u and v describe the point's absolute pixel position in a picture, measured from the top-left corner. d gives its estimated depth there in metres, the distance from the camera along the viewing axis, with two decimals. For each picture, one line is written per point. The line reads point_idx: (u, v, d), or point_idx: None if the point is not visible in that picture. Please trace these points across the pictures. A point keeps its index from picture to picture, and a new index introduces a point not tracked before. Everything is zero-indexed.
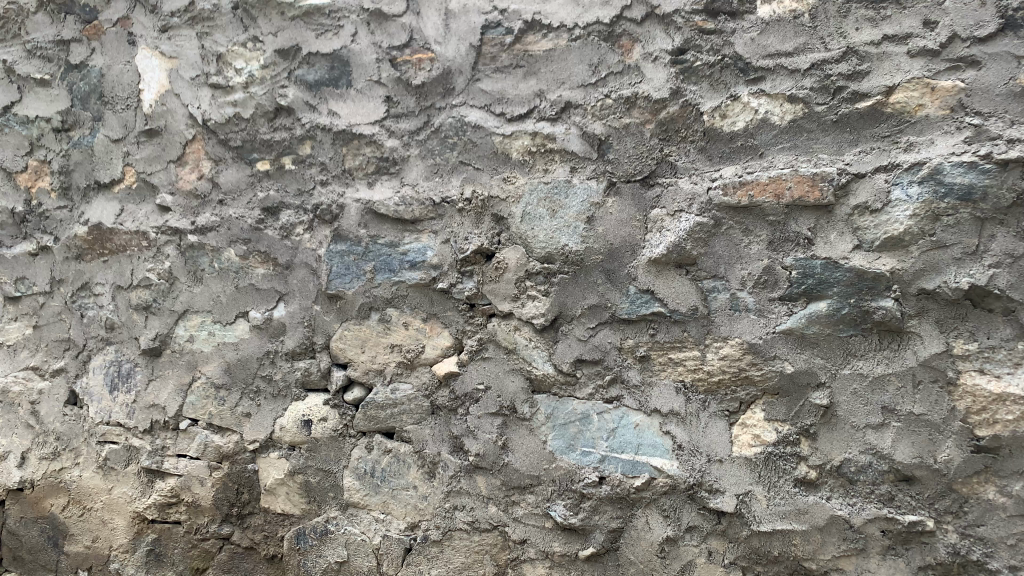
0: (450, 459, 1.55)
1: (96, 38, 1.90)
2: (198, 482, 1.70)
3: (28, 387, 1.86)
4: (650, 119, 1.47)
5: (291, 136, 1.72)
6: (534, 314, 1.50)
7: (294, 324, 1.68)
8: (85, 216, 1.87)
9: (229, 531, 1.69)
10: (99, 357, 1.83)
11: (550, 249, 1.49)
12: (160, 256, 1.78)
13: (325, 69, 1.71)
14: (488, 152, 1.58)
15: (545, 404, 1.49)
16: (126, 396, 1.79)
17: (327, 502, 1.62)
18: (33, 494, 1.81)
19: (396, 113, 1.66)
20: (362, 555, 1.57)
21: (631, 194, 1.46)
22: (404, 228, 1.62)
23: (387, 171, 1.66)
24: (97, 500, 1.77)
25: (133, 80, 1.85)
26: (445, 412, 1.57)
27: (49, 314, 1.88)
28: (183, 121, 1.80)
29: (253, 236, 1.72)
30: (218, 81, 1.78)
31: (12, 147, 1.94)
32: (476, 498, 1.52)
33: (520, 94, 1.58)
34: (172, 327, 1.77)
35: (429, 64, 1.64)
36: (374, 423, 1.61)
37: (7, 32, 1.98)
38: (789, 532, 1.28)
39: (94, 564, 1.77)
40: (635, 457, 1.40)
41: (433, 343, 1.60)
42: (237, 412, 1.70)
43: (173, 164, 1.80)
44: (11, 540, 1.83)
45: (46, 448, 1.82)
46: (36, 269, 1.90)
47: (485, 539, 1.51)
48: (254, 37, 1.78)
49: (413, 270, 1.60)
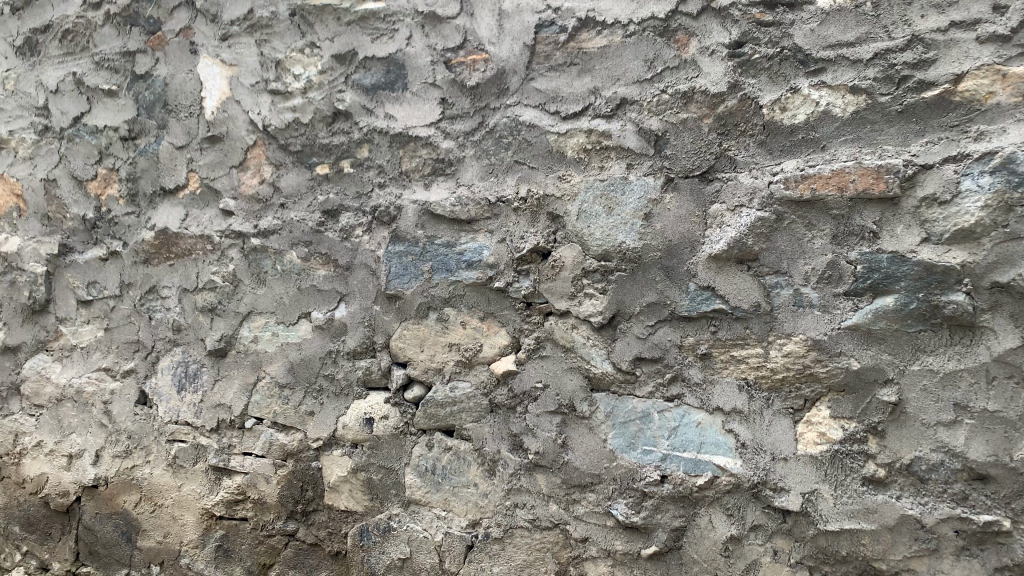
0: (510, 457, 1.55)
1: (160, 48, 1.96)
2: (264, 480, 1.74)
3: (101, 387, 1.93)
4: (708, 113, 1.45)
5: (349, 139, 1.74)
6: (592, 313, 1.50)
7: (354, 324, 1.71)
8: (151, 221, 1.92)
9: (295, 527, 1.73)
10: (167, 358, 1.89)
11: (607, 246, 1.49)
12: (224, 259, 1.83)
13: (381, 73, 1.74)
14: (544, 151, 1.58)
15: (604, 403, 1.49)
16: (194, 395, 1.84)
17: (389, 500, 1.65)
18: (107, 491, 1.88)
19: (452, 114, 1.68)
20: (424, 552, 1.59)
21: (689, 190, 1.45)
22: (460, 228, 1.63)
23: (443, 172, 1.68)
24: (168, 497, 1.82)
25: (196, 88, 1.90)
26: (504, 410, 1.58)
27: (119, 316, 1.95)
28: (244, 128, 1.84)
29: (313, 238, 1.75)
30: (277, 87, 1.81)
31: (82, 156, 2.01)
32: (537, 496, 1.53)
33: (575, 92, 1.57)
34: (237, 328, 1.81)
35: (483, 65, 1.65)
36: (434, 421, 1.63)
37: (76, 45, 2.05)
38: (857, 531, 1.26)
39: (165, 559, 1.82)
40: (698, 456, 1.39)
41: (491, 342, 1.60)
42: (301, 411, 1.74)
43: (236, 169, 1.85)
44: (88, 535, 1.91)
45: (118, 446, 1.89)
46: (106, 273, 1.97)
47: (546, 537, 1.51)
48: (311, 43, 1.81)
49: (470, 269, 1.61)
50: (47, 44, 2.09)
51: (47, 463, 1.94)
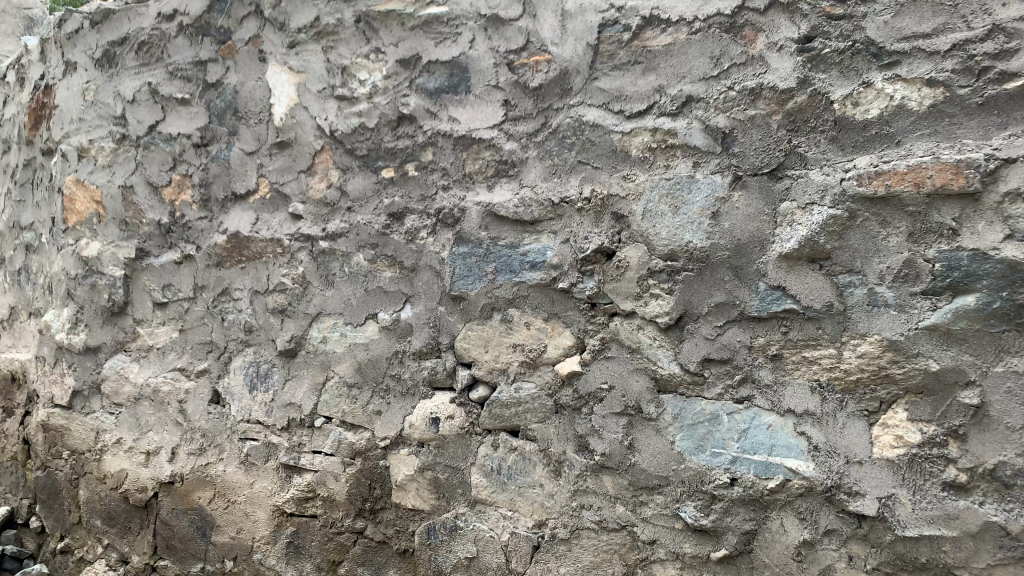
0: (576, 458, 1.55)
1: (231, 57, 2.02)
2: (333, 478, 1.77)
3: (176, 386, 1.99)
4: (777, 110, 1.42)
5: (414, 143, 1.77)
6: (658, 313, 1.48)
7: (420, 325, 1.73)
8: (223, 226, 1.98)
9: (363, 525, 1.75)
10: (239, 358, 1.94)
11: (674, 246, 1.47)
12: (294, 262, 1.87)
13: (445, 77, 1.76)
14: (607, 150, 1.57)
15: (671, 404, 1.48)
16: (265, 395, 1.89)
17: (455, 499, 1.66)
18: (183, 487, 1.94)
19: (515, 116, 1.68)
20: (491, 551, 1.60)
21: (758, 188, 1.42)
22: (524, 229, 1.64)
23: (507, 173, 1.68)
24: (241, 493, 1.88)
25: (265, 95, 1.96)
26: (569, 411, 1.57)
27: (194, 318, 2.01)
28: (311, 133, 1.88)
29: (380, 240, 1.78)
30: (344, 93, 1.85)
31: (157, 163, 2.08)
32: (604, 498, 1.52)
33: (640, 91, 1.56)
34: (306, 329, 1.85)
35: (546, 66, 1.65)
36: (499, 421, 1.63)
37: (151, 56, 2.12)
38: (938, 538, 1.22)
39: (239, 554, 1.88)
40: (769, 458, 1.37)
41: (555, 342, 1.60)
42: (369, 410, 1.77)
43: (304, 174, 1.89)
44: (165, 530, 1.98)
45: (193, 443, 1.95)
46: (181, 276, 2.03)
47: (613, 539, 1.50)
48: (376, 48, 1.84)
49: (533, 270, 1.61)
50: (124, 56, 2.16)
51: (127, 460, 2.03)
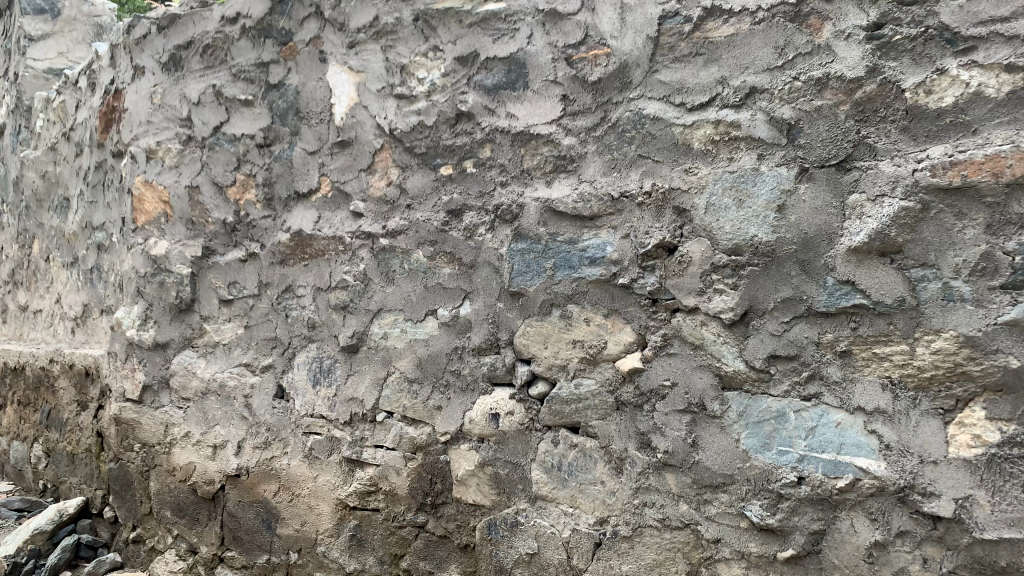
0: (638, 455, 1.53)
1: (292, 58, 2.05)
2: (395, 472, 1.79)
3: (242, 381, 2.04)
4: (844, 100, 1.39)
5: (472, 140, 1.77)
6: (723, 309, 1.46)
7: (479, 321, 1.73)
8: (287, 224, 2.03)
9: (425, 519, 1.77)
10: (303, 354, 1.98)
11: (738, 240, 1.45)
12: (355, 259, 1.90)
13: (503, 73, 1.76)
14: (668, 144, 1.55)
15: (736, 401, 1.45)
16: (328, 389, 1.92)
17: (516, 494, 1.66)
18: (249, 480, 1.99)
19: (573, 111, 1.67)
20: (552, 547, 1.60)
21: (826, 180, 1.39)
22: (583, 224, 1.63)
23: (565, 169, 1.67)
24: (305, 486, 1.91)
25: (325, 95, 1.98)
26: (630, 408, 1.56)
27: (259, 314, 2.06)
28: (371, 132, 1.90)
29: (439, 237, 1.79)
30: (403, 91, 1.87)
31: (222, 164, 2.13)
32: (666, 496, 1.50)
33: (701, 82, 1.54)
34: (367, 325, 1.88)
35: (605, 60, 1.64)
36: (559, 418, 1.63)
37: (216, 59, 2.18)
38: (1019, 541, 1.17)
39: (304, 546, 1.92)
40: (838, 457, 1.34)
41: (616, 339, 1.58)
42: (429, 405, 1.78)
43: (364, 172, 1.92)
44: (232, 521, 2.03)
45: (259, 437, 2.00)
46: (246, 274, 2.08)
47: (676, 537, 1.48)
48: (435, 46, 1.85)
49: (593, 266, 1.60)
50: (189, 59, 2.22)
51: (195, 453, 2.09)
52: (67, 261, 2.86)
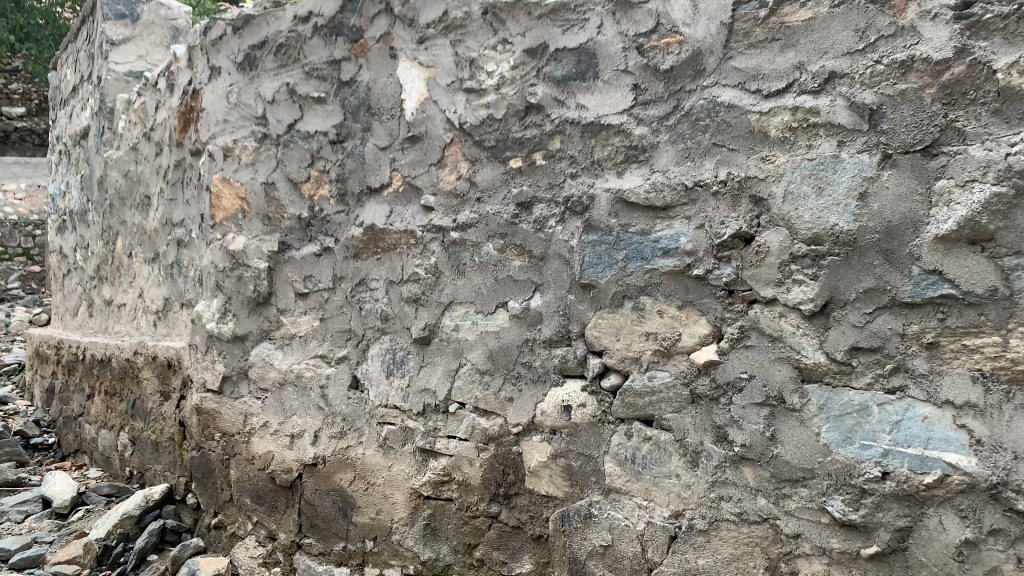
0: (714, 449, 1.51)
1: (363, 55, 2.09)
2: (468, 463, 1.81)
3: (318, 372, 2.10)
4: (931, 83, 1.34)
5: (542, 132, 1.76)
6: (802, 300, 1.43)
7: (550, 313, 1.73)
8: (360, 219, 2.06)
9: (497, 509, 1.78)
10: (377, 345, 2.02)
11: (818, 229, 1.42)
12: (426, 253, 1.93)
13: (572, 64, 1.74)
14: (744, 132, 1.52)
15: (817, 394, 1.42)
16: (401, 380, 1.95)
17: (589, 486, 1.66)
18: (326, 469, 2.05)
19: (645, 100, 1.65)
20: (627, 540, 1.59)
21: (911, 166, 1.34)
22: (655, 215, 1.61)
23: (637, 159, 1.65)
24: (380, 475, 1.95)
25: (396, 91, 2.01)
26: (706, 401, 1.53)
27: (333, 307, 2.11)
28: (441, 126, 1.92)
29: (509, 230, 1.80)
30: (473, 85, 1.88)
31: (297, 161, 2.19)
32: (743, 490, 1.47)
33: (778, 68, 1.50)
34: (439, 317, 1.90)
35: (678, 48, 1.61)
36: (633, 410, 1.61)
37: (289, 58, 2.23)
38: None
39: (379, 534, 1.95)
40: (925, 452, 1.29)
41: (690, 331, 1.55)
42: (500, 397, 1.79)
43: (434, 166, 1.94)
44: (310, 509, 2.09)
45: (335, 427, 2.05)
46: (321, 267, 2.13)
47: (754, 532, 1.46)
48: (504, 40, 1.85)
49: (666, 256, 1.58)
50: (264, 58, 2.29)
51: (274, 442, 2.16)
52: (149, 257, 2.97)
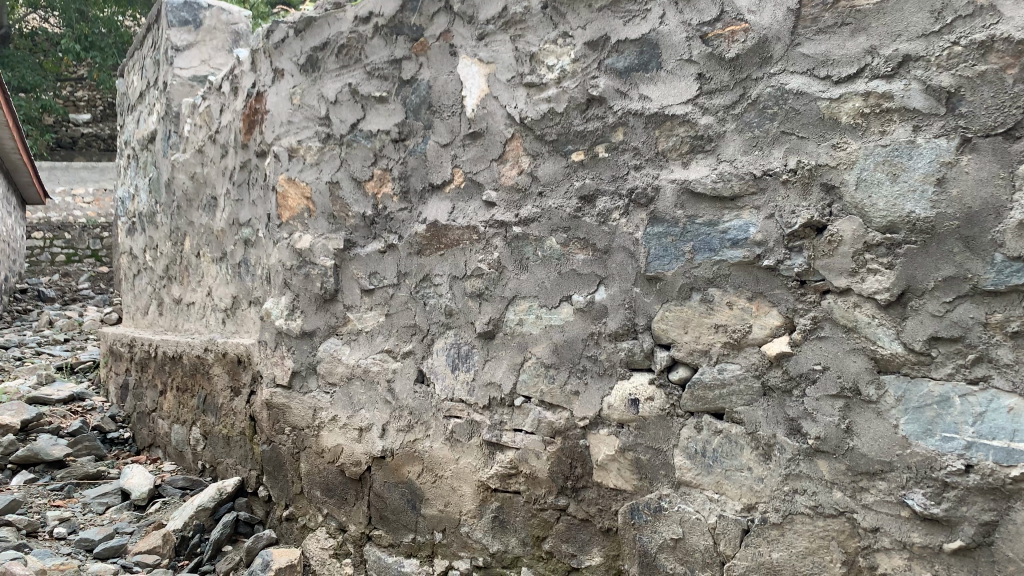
0: (787, 441, 1.49)
1: (424, 53, 2.11)
2: (535, 455, 1.82)
3: (385, 367, 2.14)
4: (1012, 63, 1.30)
5: (604, 124, 1.76)
6: (877, 289, 1.40)
7: (615, 307, 1.72)
8: (423, 215, 2.09)
9: (566, 502, 1.78)
10: (442, 340, 2.04)
11: (893, 217, 1.39)
12: (489, 248, 1.94)
13: (635, 55, 1.73)
14: (814, 119, 1.49)
15: (894, 385, 1.39)
16: (467, 374, 1.97)
17: (659, 480, 1.65)
18: (394, 462, 2.08)
19: (710, 89, 1.63)
20: (698, 533, 1.58)
21: (992, 150, 1.30)
22: (723, 205, 1.59)
23: (703, 149, 1.63)
24: (447, 468, 1.98)
25: (457, 88, 2.03)
26: (779, 393, 1.51)
27: (398, 303, 2.14)
28: (502, 122, 1.93)
29: (572, 223, 1.80)
30: (534, 80, 1.88)
31: (361, 160, 2.23)
32: (818, 483, 1.45)
33: (849, 53, 1.47)
34: (503, 311, 1.91)
35: (743, 35, 1.58)
36: (702, 403, 1.60)
37: (351, 58, 2.27)
38: None
39: (448, 526, 1.98)
40: (1011, 444, 1.25)
41: (761, 322, 1.53)
42: (567, 390, 1.79)
43: (496, 162, 1.95)
44: (379, 501, 2.13)
45: (402, 420, 2.09)
46: (386, 264, 2.17)
47: (830, 525, 1.43)
48: (564, 33, 1.85)
49: (735, 248, 1.56)
50: (326, 59, 2.33)
51: (343, 436, 2.21)
52: (216, 256, 3.05)
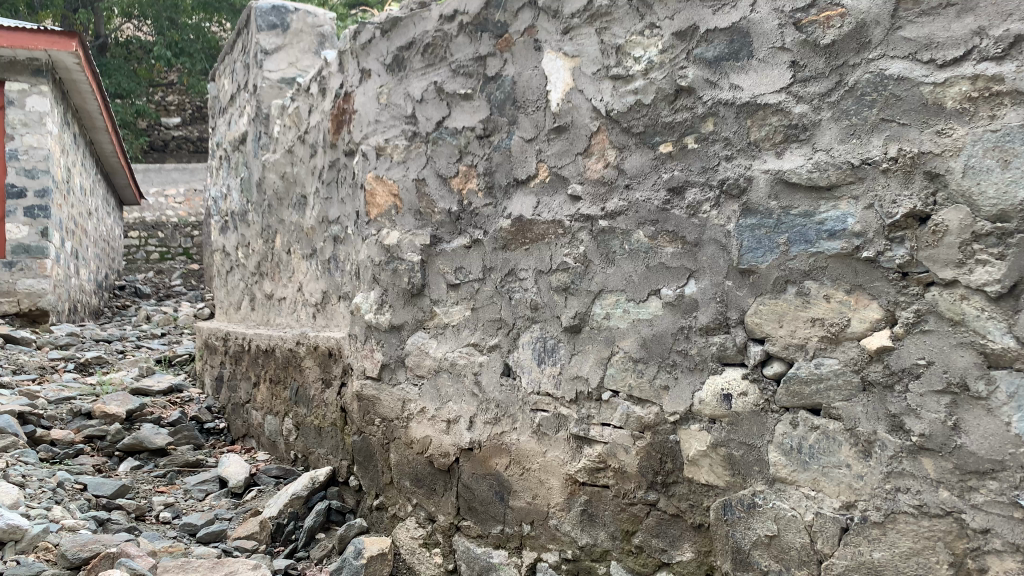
0: (888, 438, 1.44)
1: (508, 49, 2.12)
2: (623, 450, 1.81)
3: (471, 360, 2.17)
4: None
5: (694, 115, 1.73)
6: (988, 281, 1.34)
7: (706, 300, 1.70)
8: (508, 210, 2.11)
9: (655, 497, 1.77)
10: (527, 334, 2.05)
11: (1004, 205, 1.34)
12: (575, 242, 1.94)
13: (725, 44, 1.70)
14: (917, 105, 1.44)
15: (1007, 381, 1.33)
16: (553, 368, 1.98)
17: (753, 476, 1.62)
18: (482, 454, 2.12)
19: (804, 77, 1.59)
20: (794, 530, 1.56)
21: None
22: (819, 196, 1.56)
23: (797, 138, 1.59)
24: (535, 461, 1.99)
25: (541, 83, 2.03)
26: (879, 389, 1.46)
27: (484, 297, 2.16)
28: (588, 115, 1.93)
29: (660, 216, 1.78)
30: (620, 72, 1.87)
31: (447, 156, 2.26)
32: (923, 481, 1.40)
33: (954, 35, 1.42)
34: (590, 305, 1.91)
35: (839, 20, 1.54)
36: (798, 399, 1.56)
37: (437, 57, 2.31)
38: None
39: (536, 519, 1.99)
40: None
41: (860, 316, 1.49)
42: (656, 385, 1.77)
43: (581, 156, 1.95)
44: (468, 493, 2.16)
45: (489, 413, 2.12)
46: (471, 259, 2.19)
47: (936, 525, 1.38)
48: (651, 24, 1.83)
49: (832, 239, 1.52)
50: (412, 58, 2.38)
51: (431, 427, 2.25)
52: (307, 253, 3.15)
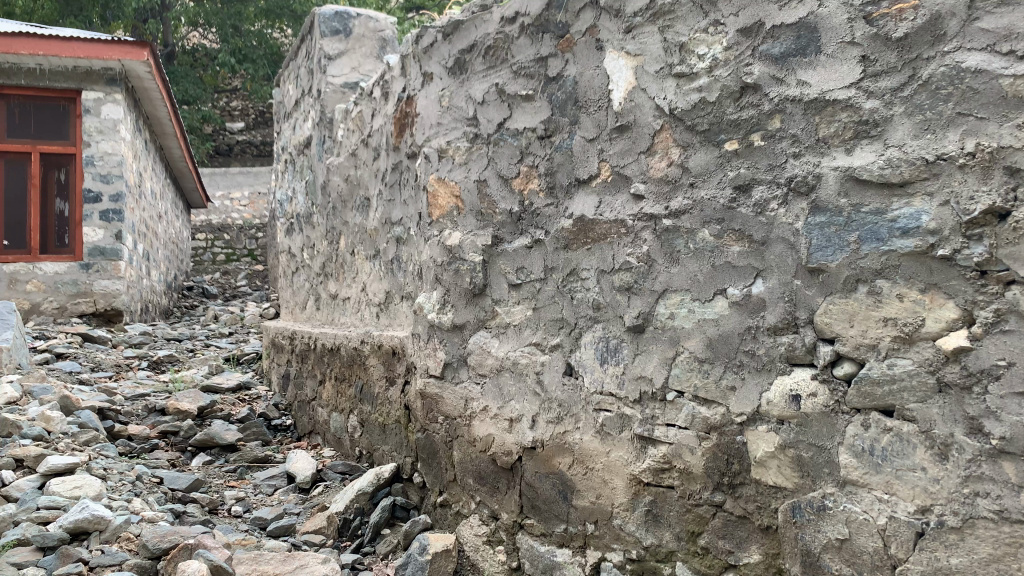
0: (966, 441, 1.40)
1: (569, 49, 2.13)
2: (689, 450, 1.80)
3: (533, 359, 2.18)
4: None
5: (760, 112, 1.71)
6: None
7: (773, 300, 1.68)
8: (570, 210, 2.11)
9: (722, 498, 1.76)
10: (590, 334, 2.06)
11: None
12: (638, 241, 1.94)
13: (792, 40, 1.67)
14: (995, 98, 1.41)
15: None
16: (616, 368, 1.98)
17: (823, 478, 1.60)
18: (545, 453, 2.13)
19: (875, 71, 1.55)
20: (866, 534, 1.52)
21: None
22: (891, 193, 1.52)
23: (868, 134, 1.56)
24: (598, 461, 2.00)
25: (603, 83, 2.03)
26: (956, 390, 1.42)
27: (546, 297, 2.17)
28: (651, 114, 1.92)
29: (726, 215, 1.77)
30: (683, 70, 1.86)
31: (509, 157, 2.28)
32: (1003, 485, 1.36)
33: None
34: (653, 305, 1.90)
35: (912, 13, 1.50)
36: (870, 400, 1.53)
37: (498, 58, 2.33)
38: None
39: (600, 518, 2.00)
40: None
41: (935, 316, 1.45)
42: (722, 385, 1.76)
43: (644, 155, 1.94)
44: (531, 491, 2.18)
45: (551, 412, 2.13)
46: (533, 259, 2.21)
47: (1018, 531, 1.34)
48: (715, 21, 1.81)
49: (905, 237, 1.49)
50: (474, 61, 2.40)
51: (494, 426, 2.28)
52: (371, 254, 3.21)
